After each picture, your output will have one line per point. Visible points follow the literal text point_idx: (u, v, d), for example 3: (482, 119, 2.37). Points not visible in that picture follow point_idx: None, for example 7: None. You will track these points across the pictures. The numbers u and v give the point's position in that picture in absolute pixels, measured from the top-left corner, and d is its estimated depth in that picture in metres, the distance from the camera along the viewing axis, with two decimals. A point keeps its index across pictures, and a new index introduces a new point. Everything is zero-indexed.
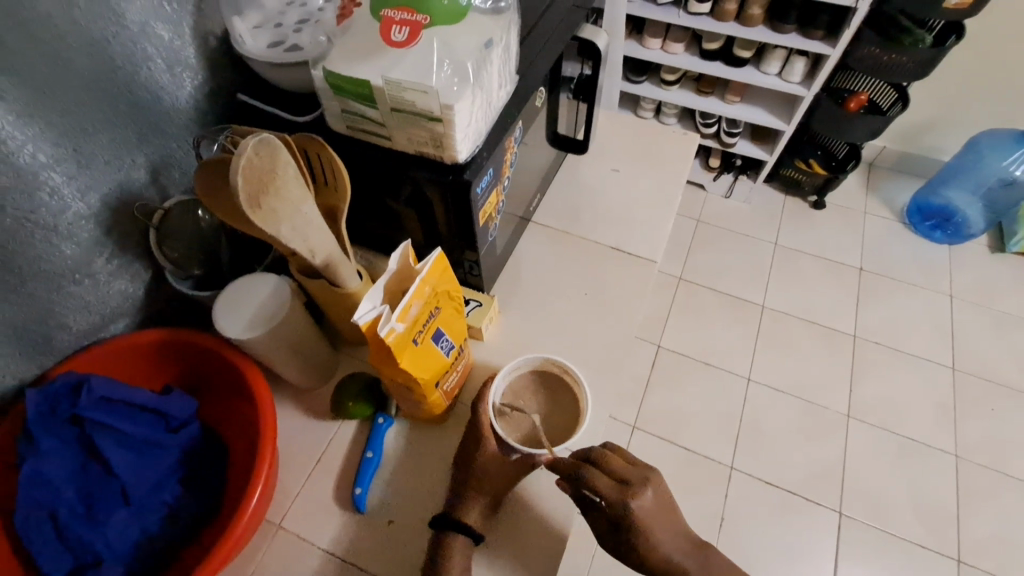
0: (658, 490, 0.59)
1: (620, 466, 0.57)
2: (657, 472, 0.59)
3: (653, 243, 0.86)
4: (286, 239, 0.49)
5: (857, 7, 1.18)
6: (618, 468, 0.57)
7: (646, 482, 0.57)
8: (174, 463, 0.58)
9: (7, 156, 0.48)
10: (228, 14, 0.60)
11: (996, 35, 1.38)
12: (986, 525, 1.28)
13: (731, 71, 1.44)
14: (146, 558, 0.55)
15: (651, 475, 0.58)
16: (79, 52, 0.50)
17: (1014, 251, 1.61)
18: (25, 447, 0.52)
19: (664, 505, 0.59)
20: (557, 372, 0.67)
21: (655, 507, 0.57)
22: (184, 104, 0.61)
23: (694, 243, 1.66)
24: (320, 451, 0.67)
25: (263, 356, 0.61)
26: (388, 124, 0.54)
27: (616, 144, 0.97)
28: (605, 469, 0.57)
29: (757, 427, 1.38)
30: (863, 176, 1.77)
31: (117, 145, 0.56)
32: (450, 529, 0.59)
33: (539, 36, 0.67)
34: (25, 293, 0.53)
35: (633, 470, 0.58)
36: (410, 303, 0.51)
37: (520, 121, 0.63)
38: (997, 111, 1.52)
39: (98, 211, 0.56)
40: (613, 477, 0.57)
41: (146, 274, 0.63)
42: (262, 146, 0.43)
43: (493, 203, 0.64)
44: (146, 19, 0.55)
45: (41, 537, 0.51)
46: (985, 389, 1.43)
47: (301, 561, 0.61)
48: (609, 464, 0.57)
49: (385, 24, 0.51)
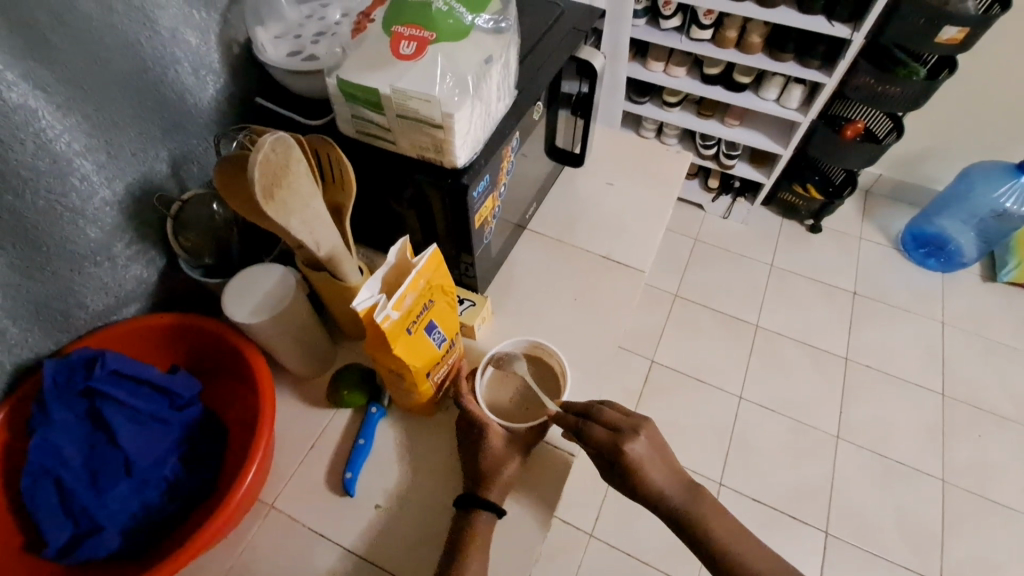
0: (652, 436, 0.63)
1: (611, 415, 0.63)
2: (648, 418, 0.63)
3: (645, 254, 0.90)
4: (295, 230, 0.53)
5: (852, 39, 1.23)
6: (611, 416, 0.63)
7: (636, 430, 0.61)
8: (176, 440, 0.61)
9: (45, 143, 0.52)
10: (252, 24, 0.65)
11: (985, 70, 1.43)
12: (971, 549, 1.29)
13: (730, 95, 1.49)
14: (145, 530, 0.57)
15: (641, 424, 0.62)
16: (116, 52, 0.55)
17: (1006, 280, 1.64)
18: (39, 415, 0.55)
19: (659, 451, 0.62)
20: (541, 355, 0.72)
21: (650, 453, 0.61)
22: (206, 105, 0.66)
23: (691, 262, 1.70)
24: (315, 436, 0.70)
25: (266, 342, 0.65)
26: (393, 130, 0.59)
27: (613, 160, 1.01)
28: (601, 420, 0.62)
29: (747, 444, 1.40)
30: (859, 202, 1.81)
31: (143, 139, 0.61)
32: (475, 501, 0.62)
33: (539, 54, 0.72)
34: (49, 271, 0.57)
35: (626, 419, 0.63)
36: (405, 293, 0.55)
37: (517, 132, 0.68)
38: (989, 144, 1.57)
39: (122, 198, 0.61)
40: (607, 425, 0.62)
41: (160, 261, 0.67)
42: (278, 144, 0.48)
43: (489, 208, 0.68)
44: (177, 26, 0.60)
45: (46, 502, 0.54)
46: (973, 416, 1.45)
47: (292, 540, 0.64)
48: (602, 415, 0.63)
49: (394, 39, 0.56)
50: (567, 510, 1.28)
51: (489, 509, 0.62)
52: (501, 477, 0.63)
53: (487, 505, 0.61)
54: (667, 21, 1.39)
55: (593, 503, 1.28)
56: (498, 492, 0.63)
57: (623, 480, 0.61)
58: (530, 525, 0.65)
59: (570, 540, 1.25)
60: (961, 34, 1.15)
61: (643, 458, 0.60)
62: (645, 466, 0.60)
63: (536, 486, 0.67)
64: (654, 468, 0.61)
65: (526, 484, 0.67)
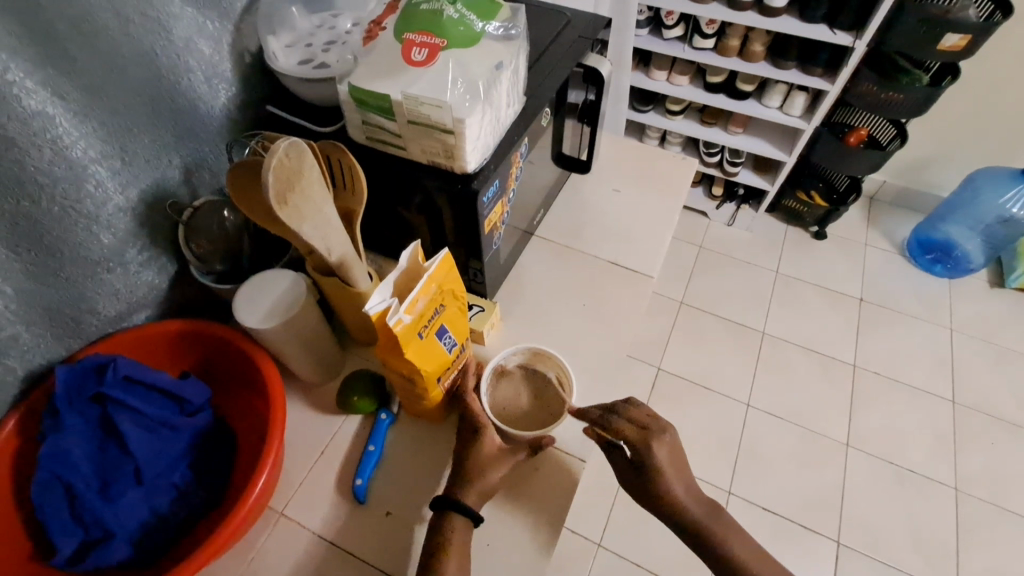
0: (674, 442, 0.63)
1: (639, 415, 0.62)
2: (669, 425, 0.62)
3: (651, 259, 0.90)
4: (308, 236, 0.53)
5: (855, 47, 1.23)
6: (639, 416, 0.62)
7: (664, 430, 0.62)
8: (185, 447, 0.60)
9: (61, 150, 0.53)
10: (264, 33, 0.66)
11: (990, 76, 1.44)
12: (986, 560, 1.27)
13: (733, 103, 1.50)
14: (154, 539, 0.56)
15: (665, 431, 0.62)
16: (130, 61, 0.56)
17: (1014, 286, 1.63)
18: (50, 421, 0.55)
19: (672, 461, 0.62)
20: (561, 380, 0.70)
21: (671, 458, 0.62)
22: (219, 112, 0.67)
23: (696, 268, 1.70)
24: (324, 443, 0.70)
25: (276, 347, 0.65)
26: (404, 136, 0.59)
27: (618, 167, 1.02)
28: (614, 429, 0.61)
29: (755, 453, 1.38)
30: (865, 209, 1.80)
31: (156, 146, 0.61)
32: (449, 501, 0.60)
33: (547, 62, 0.72)
34: (62, 277, 0.57)
35: (651, 419, 0.63)
36: (417, 297, 0.55)
37: (526, 138, 0.68)
38: (994, 150, 1.57)
39: (135, 204, 0.61)
40: (635, 423, 0.61)
41: (171, 267, 0.68)
42: (292, 150, 0.48)
43: (499, 214, 0.69)
44: (191, 35, 0.60)
45: (55, 508, 0.54)
46: (984, 424, 1.43)
47: (301, 549, 0.63)
48: (619, 428, 0.61)
49: (406, 46, 0.57)
50: (573, 517, 1.27)
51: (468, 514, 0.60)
52: (485, 482, 0.62)
53: (459, 506, 0.60)
54: (670, 31, 1.40)
55: (601, 511, 1.27)
56: (476, 497, 0.62)
57: (648, 488, 0.61)
58: (541, 536, 0.63)
59: (578, 549, 1.24)
60: (964, 40, 1.16)
61: (669, 460, 0.61)
62: (667, 470, 0.61)
63: (541, 496, 0.66)
64: (678, 477, 0.62)
65: (537, 490, 0.66)
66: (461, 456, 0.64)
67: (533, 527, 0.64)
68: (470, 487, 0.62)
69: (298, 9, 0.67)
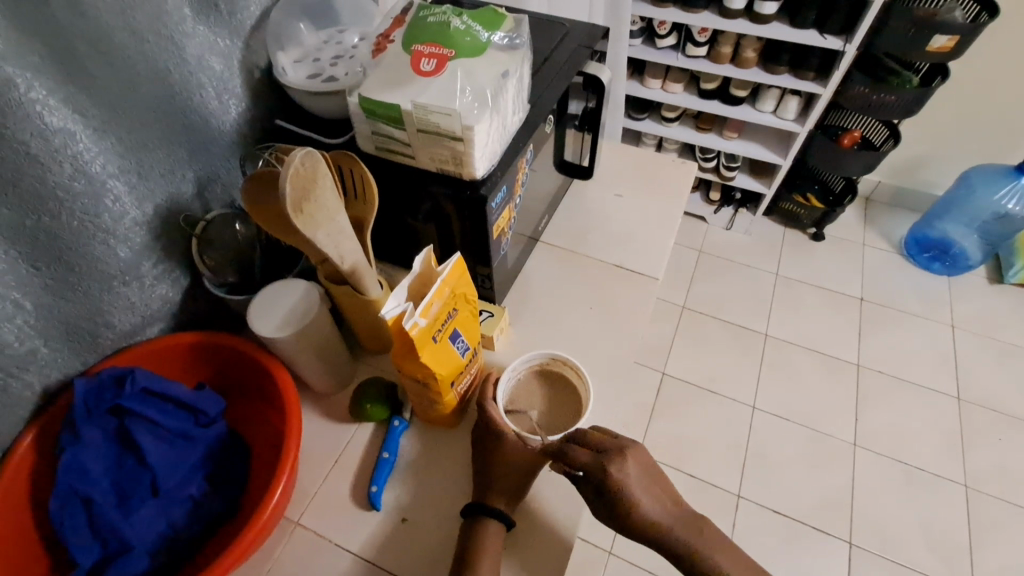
0: (639, 456, 0.62)
1: (598, 439, 0.61)
2: (626, 448, 0.60)
3: (653, 261, 0.91)
4: (322, 244, 0.54)
5: (845, 50, 1.26)
6: (595, 441, 0.61)
7: (622, 451, 0.60)
8: (201, 457, 0.60)
9: (81, 165, 0.54)
10: (273, 49, 0.68)
11: (978, 76, 1.47)
12: (1001, 559, 1.26)
13: (728, 109, 1.52)
14: (170, 551, 0.56)
15: (630, 445, 0.61)
16: (146, 77, 0.57)
17: (1013, 282, 1.65)
18: (69, 434, 0.55)
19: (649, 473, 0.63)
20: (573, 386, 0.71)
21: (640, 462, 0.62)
22: (229, 128, 0.68)
23: (696, 273, 1.71)
24: (338, 452, 0.70)
25: (290, 356, 0.65)
26: (413, 144, 0.60)
27: (619, 172, 1.03)
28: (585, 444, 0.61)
29: (763, 456, 1.38)
30: (861, 210, 1.82)
31: (171, 161, 0.63)
32: (484, 509, 0.62)
33: (548, 71, 0.74)
34: (79, 291, 0.58)
35: (611, 441, 0.61)
36: (432, 300, 0.56)
37: (531, 145, 0.69)
38: (986, 148, 1.60)
39: (150, 218, 0.62)
40: (591, 448, 0.60)
41: (185, 280, 0.68)
42: (307, 159, 0.49)
43: (505, 220, 0.70)
44: (203, 53, 0.62)
45: (73, 521, 0.53)
46: (990, 419, 1.44)
47: (318, 556, 0.63)
48: (573, 456, 0.60)
49: (415, 57, 0.58)
50: (583, 526, 1.26)
51: (494, 520, 0.61)
52: (504, 480, 0.63)
53: (486, 513, 0.61)
54: (663, 40, 1.44)
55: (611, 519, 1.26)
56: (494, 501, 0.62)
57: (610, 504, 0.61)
58: (555, 538, 0.64)
59: (589, 554, 1.23)
60: (951, 42, 1.18)
61: (633, 476, 0.60)
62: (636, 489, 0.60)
63: (555, 502, 0.67)
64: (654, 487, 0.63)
65: (552, 493, 0.67)
66: (487, 458, 0.65)
67: (551, 533, 0.65)
68: (501, 494, 0.63)
69: (305, 25, 0.70)
